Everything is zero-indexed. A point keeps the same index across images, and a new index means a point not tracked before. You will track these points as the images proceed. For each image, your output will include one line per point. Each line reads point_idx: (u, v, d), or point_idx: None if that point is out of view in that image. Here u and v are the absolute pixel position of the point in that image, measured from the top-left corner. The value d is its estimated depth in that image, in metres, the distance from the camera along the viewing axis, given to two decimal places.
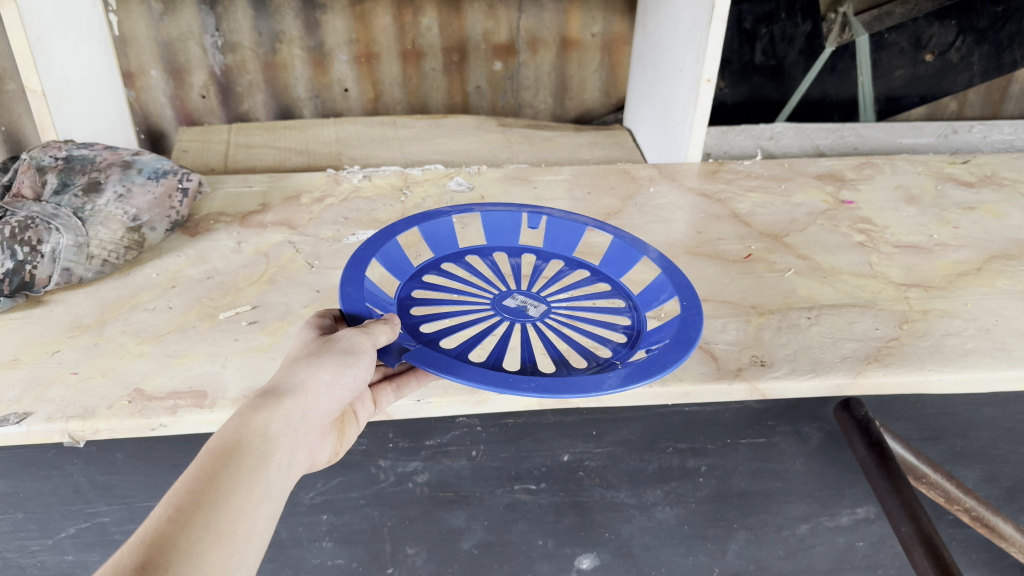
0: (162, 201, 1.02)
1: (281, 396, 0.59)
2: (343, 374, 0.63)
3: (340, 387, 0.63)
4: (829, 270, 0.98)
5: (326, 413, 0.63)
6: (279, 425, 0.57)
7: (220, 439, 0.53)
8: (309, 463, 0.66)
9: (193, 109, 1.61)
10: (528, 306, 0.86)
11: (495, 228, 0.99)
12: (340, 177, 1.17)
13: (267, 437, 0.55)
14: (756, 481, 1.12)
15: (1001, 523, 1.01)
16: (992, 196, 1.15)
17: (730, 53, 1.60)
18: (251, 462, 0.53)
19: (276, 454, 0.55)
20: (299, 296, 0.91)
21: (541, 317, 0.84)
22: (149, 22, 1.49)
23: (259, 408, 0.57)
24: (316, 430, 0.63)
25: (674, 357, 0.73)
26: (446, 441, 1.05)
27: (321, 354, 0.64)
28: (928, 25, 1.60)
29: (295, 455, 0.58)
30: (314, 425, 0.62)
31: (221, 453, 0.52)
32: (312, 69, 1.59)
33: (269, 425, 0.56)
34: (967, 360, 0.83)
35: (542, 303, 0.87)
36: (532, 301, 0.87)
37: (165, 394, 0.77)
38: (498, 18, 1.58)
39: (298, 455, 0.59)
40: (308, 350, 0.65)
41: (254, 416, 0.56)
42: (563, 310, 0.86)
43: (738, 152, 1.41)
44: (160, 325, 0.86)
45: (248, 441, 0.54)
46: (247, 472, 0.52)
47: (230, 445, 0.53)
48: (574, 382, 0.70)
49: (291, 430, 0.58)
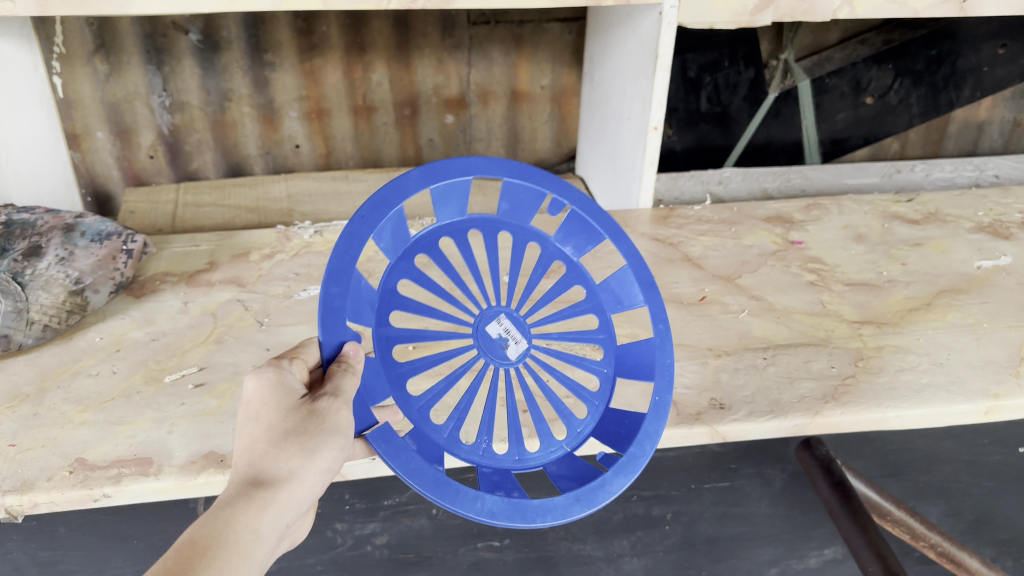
0: (106, 263, 1.00)
1: (273, 485, 0.54)
2: (336, 458, 0.58)
3: (328, 473, 0.58)
4: (782, 310, 0.99)
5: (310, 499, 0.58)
6: (270, 526, 0.53)
7: (204, 531, 0.49)
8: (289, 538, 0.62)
9: (141, 169, 1.59)
10: (511, 340, 0.79)
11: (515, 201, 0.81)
12: (291, 233, 1.15)
13: (257, 536, 0.51)
14: (722, 526, 1.11)
15: (969, 558, 0.99)
16: (937, 232, 1.17)
17: (676, 102, 1.62)
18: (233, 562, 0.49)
19: (262, 555, 0.51)
20: (248, 355, 0.88)
21: (515, 358, 0.80)
22: (95, 83, 1.47)
23: (251, 501, 0.52)
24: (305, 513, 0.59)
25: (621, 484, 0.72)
26: (404, 500, 1.04)
27: (314, 431, 0.58)
28: (867, 69, 1.65)
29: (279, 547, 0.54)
30: (304, 511, 0.57)
31: (201, 546, 0.48)
32: (262, 126, 1.58)
33: (260, 524, 0.52)
34: (923, 396, 0.83)
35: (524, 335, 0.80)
36: (516, 330, 0.80)
37: (108, 463, 0.74)
38: (448, 73, 1.60)
39: (274, 549, 0.55)
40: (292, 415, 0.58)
41: (245, 511, 0.52)
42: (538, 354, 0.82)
43: (689, 197, 1.42)
44: (104, 391, 0.83)
45: (236, 541, 0.50)
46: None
47: (218, 542, 0.49)
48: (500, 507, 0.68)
49: (279, 530, 0.54)
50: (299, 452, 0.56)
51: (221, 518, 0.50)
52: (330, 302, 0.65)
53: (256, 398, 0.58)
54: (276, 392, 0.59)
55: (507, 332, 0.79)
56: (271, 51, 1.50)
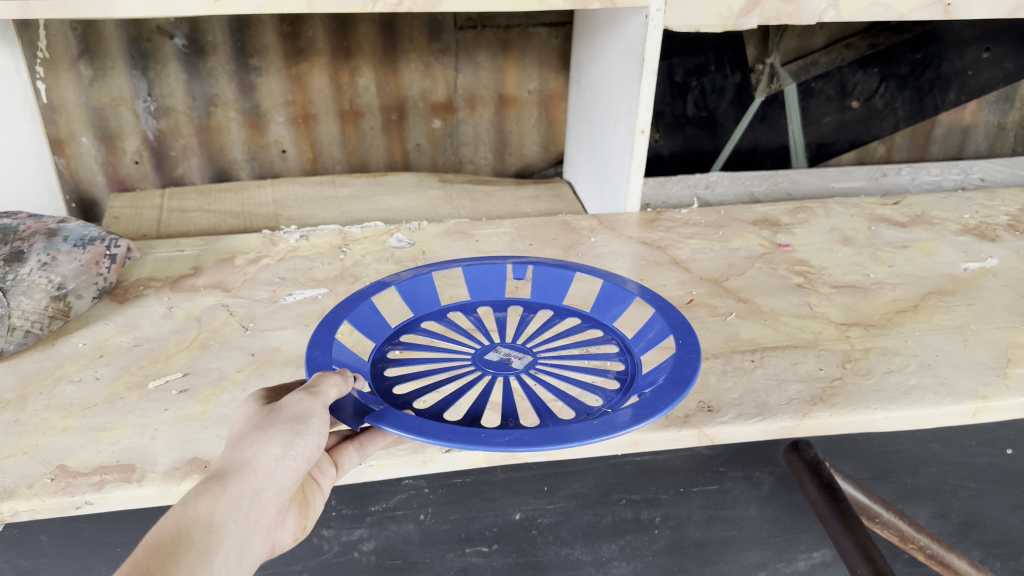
0: (89, 268, 0.99)
1: (226, 480, 0.55)
2: (293, 444, 0.58)
3: (291, 459, 0.58)
4: (769, 312, 0.99)
5: (282, 491, 0.58)
6: (225, 515, 0.53)
7: (158, 532, 0.50)
8: (269, 547, 0.61)
9: (125, 175, 1.57)
10: (513, 358, 0.84)
11: (479, 282, 0.98)
12: (276, 238, 1.14)
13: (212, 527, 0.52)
14: (711, 530, 1.11)
15: (957, 560, 1.01)
16: (924, 235, 1.17)
17: (663, 106, 1.62)
18: (189, 557, 0.49)
19: (221, 545, 0.51)
20: (232, 360, 0.88)
21: (525, 368, 0.82)
22: (79, 88, 1.46)
23: (203, 496, 0.53)
24: (275, 510, 0.58)
25: (670, 398, 0.71)
26: (392, 505, 1.03)
27: (267, 425, 0.59)
28: (852, 73, 1.65)
29: (247, 543, 0.54)
30: (271, 507, 0.57)
31: (156, 547, 0.49)
32: (248, 131, 1.57)
33: (212, 514, 0.52)
34: (911, 397, 0.83)
35: (527, 353, 0.85)
36: (516, 352, 0.85)
37: (91, 469, 0.73)
38: (435, 77, 1.59)
39: (250, 541, 0.55)
40: (251, 425, 0.60)
41: (194, 504, 0.52)
42: (550, 360, 0.84)
43: (676, 201, 1.42)
44: (86, 397, 0.82)
45: (190, 534, 0.50)
46: (184, 569, 0.48)
47: (170, 538, 0.49)
48: (555, 432, 0.66)
49: (239, 518, 0.54)
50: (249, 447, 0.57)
51: (171, 517, 0.51)
52: (314, 356, 0.75)
53: None
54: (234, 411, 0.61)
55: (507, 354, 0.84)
56: (257, 55, 1.50)
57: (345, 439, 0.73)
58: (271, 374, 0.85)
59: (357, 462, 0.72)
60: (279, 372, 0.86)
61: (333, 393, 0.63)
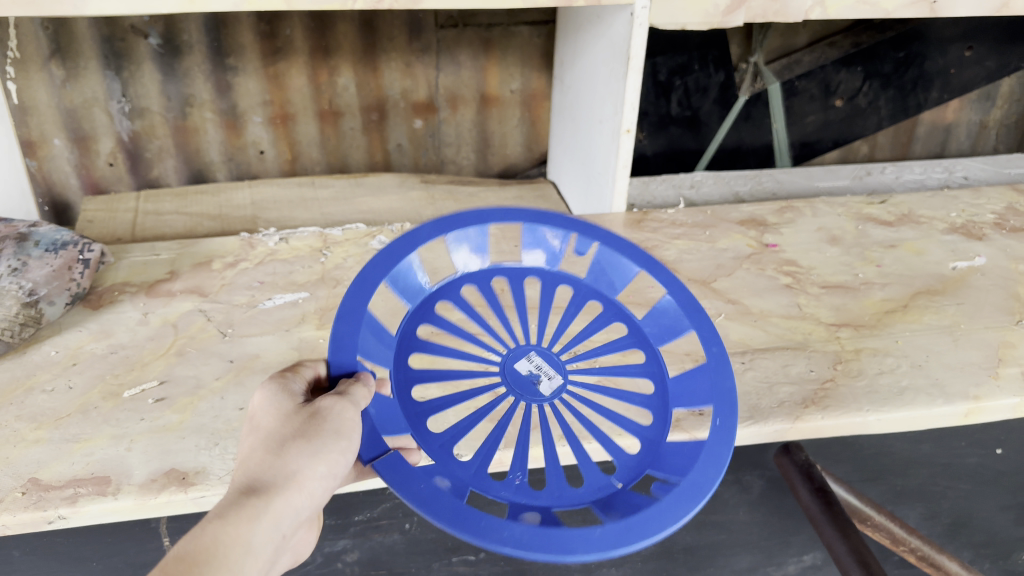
0: (61, 273, 0.96)
1: (269, 491, 0.55)
2: (336, 462, 0.59)
3: (330, 476, 0.59)
4: (758, 313, 0.97)
5: (316, 508, 0.58)
6: (267, 535, 0.53)
7: (195, 543, 0.50)
8: (294, 551, 0.62)
9: (100, 177, 1.54)
10: (542, 376, 0.81)
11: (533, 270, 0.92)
12: (255, 240, 1.12)
13: (252, 544, 0.52)
14: (701, 535, 1.10)
15: (949, 561, 0.97)
16: (911, 234, 1.16)
17: (647, 105, 1.61)
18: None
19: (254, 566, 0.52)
20: (210, 368, 0.85)
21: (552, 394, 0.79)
22: (51, 89, 1.43)
23: (242, 504, 0.53)
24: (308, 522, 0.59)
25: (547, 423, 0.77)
26: (377, 515, 1.04)
27: (311, 438, 0.59)
28: (836, 71, 1.65)
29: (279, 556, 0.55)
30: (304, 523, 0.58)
31: (191, 556, 0.49)
32: (224, 132, 1.54)
33: (255, 530, 0.52)
34: (903, 399, 0.82)
35: (559, 374, 0.81)
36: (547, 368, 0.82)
37: (64, 482, 0.70)
38: (416, 76, 1.57)
39: (275, 554, 0.56)
40: (288, 424, 0.60)
41: (240, 522, 0.52)
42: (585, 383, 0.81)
43: (662, 201, 1.41)
44: (59, 408, 0.79)
45: (226, 548, 0.50)
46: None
47: (205, 550, 0.49)
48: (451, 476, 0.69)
49: (278, 539, 0.54)
50: (287, 452, 0.58)
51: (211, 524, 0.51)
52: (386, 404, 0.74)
53: (258, 412, 0.61)
54: (273, 404, 0.62)
55: (537, 367, 0.82)
56: (233, 54, 1.47)
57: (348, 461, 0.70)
58: (251, 381, 0.83)
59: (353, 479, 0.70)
60: (259, 379, 0.83)
61: (363, 399, 0.64)
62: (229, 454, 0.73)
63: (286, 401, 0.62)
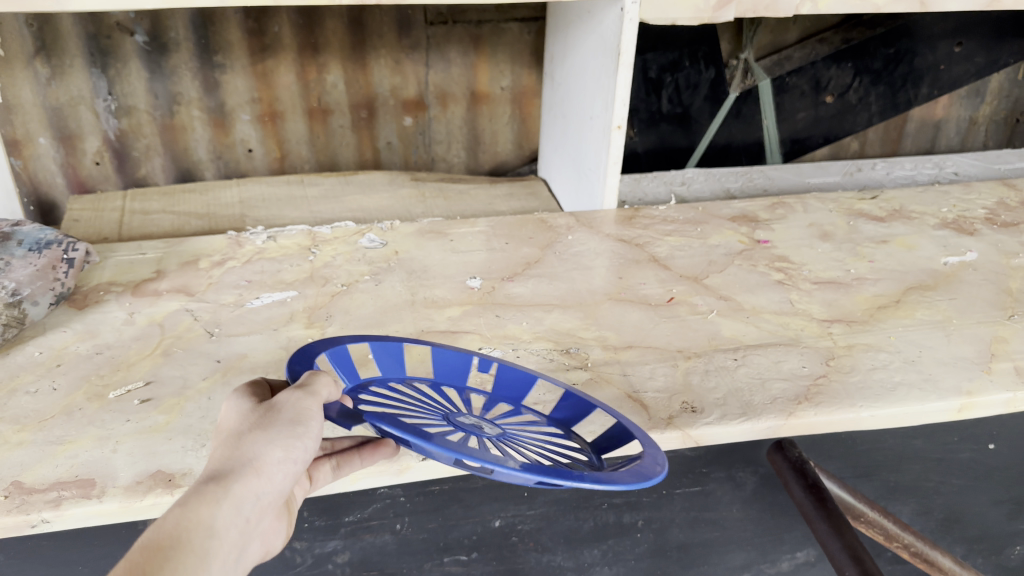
0: (45, 273, 0.94)
1: (227, 481, 0.51)
2: (294, 447, 0.55)
3: (294, 462, 0.55)
4: (750, 309, 0.97)
5: (282, 495, 0.55)
6: (225, 523, 0.50)
7: (152, 535, 0.47)
8: (266, 551, 0.59)
9: (86, 176, 1.52)
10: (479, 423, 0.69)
11: (442, 365, 0.77)
12: (243, 239, 1.11)
13: (210, 533, 0.48)
14: (694, 532, 1.09)
15: (942, 557, 0.99)
16: (903, 229, 1.16)
17: (638, 102, 1.60)
18: (185, 566, 0.46)
19: (219, 553, 0.49)
20: (197, 367, 0.84)
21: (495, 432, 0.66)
22: (36, 87, 1.41)
23: (202, 497, 0.50)
24: (279, 511, 0.56)
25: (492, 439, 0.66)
26: (366, 515, 1.00)
27: (266, 426, 0.55)
28: (826, 68, 1.65)
29: (246, 548, 0.51)
30: (272, 510, 0.54)
31: (150, 551, 0.46)
32: (212, 131, 1.53)
33: (213, 518, 0.49)
34: (896, 394, 0.82)
35: (492, 422, 0.70)
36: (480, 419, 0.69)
37: (47, 485, 0.69)
38: (405, 74, 1.56)
39: (246, 545, 0.52)
40: (245, 421, 0.57)
41: (191, 512, 0.49)
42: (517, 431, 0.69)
43: (653, 198, 1.40)
44: (43, 409, 0.78)
45: (185, 539, 0.47)
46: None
47: (165, 545, 0.46)
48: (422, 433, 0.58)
49: (240, 526, 0.51)
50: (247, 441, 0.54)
51: (169, 519, 0.48)
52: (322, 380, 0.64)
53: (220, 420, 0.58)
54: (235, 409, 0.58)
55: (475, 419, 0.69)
56: (221, 52, 1.46)
57: (323, 455, 0.68)
58: (239, 380, 0.82)
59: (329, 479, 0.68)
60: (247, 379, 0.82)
61: (327, 392, 0.59)
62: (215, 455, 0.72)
63: (245, 404, 0.59)
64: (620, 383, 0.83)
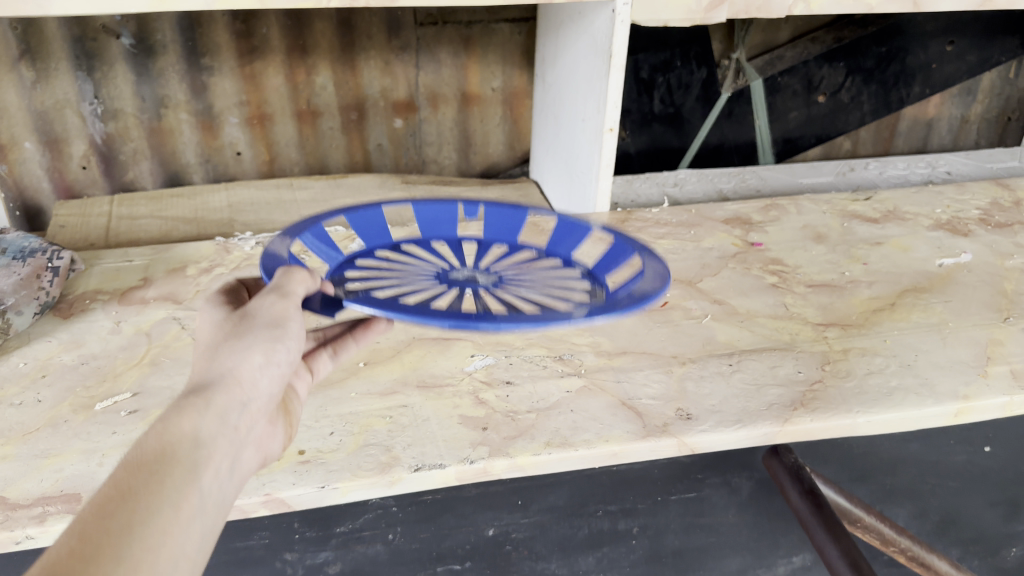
0: (29, 282, 0.94)
1: (212, 390, 0.52)
2: (274, 352, 0.56)
3: (275, 366, 0.56)
4: (745, 313, 0.96)
5: (267, 400, 0.56)
6: (212, 428, 0.50)
7: (140, 450, 0.46)
8: (265, 457, 0.62)
9: (73, 180, 1.51)
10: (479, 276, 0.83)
11: (431, 221, 0.94)
12: (231, 245, 1.09)
13: (198, 442, 0.48)
14: (690, 538, 1.08)
15: (937, 561, 0.99)
16: (897, 230, 1.16)
17: (630, 103, 1.59)
18: (178, 475, 0.45)
19: (212, 459, 0.48)
20: (185, 378, 0.83)
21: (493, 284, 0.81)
22: (21, 90, 1.39)
23: (185, 408, 0.50)
24: (264, 418, 0.56)
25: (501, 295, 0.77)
26: (358, 526, 0.98)
27: (245, 333, 0.56)
28: (818, 67, 1.64)
29: (237, 456, 0.51)
30: (258, 417, 0.54)
31: (140, 464, 0.45)
32: (200, 134, 1.51)
33: (199, 428, 0.49)
34: (892, 399, 0.81)
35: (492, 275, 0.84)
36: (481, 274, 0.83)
37: (32, 501, 0.67)
38: (395, 75, 1.55)
39: (237, 455, 0.52)
40: (222, 333, 0.57)
41: (176, 419, 0.48)
42: (515, 277, 0.83)
43: (645, 200, 1.39)
44: (27, 422, 0.77)
45: (175, 450, 0.46)
46: (173, 486, 0.45)
47: (154, 456, 0.45)
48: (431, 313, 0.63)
49: (228, 430, 0.51)
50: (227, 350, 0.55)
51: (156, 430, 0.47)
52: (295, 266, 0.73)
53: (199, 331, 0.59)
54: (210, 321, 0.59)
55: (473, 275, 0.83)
56: (208, 54, 1.44)
57: (320, 345, 0.76)
58: None
59: (329, 367, 0.76)
60: None
61: (301, 289, 0.61)
62: None
63: (219, 316, 0.60)
64: (614, 391, 0.82)
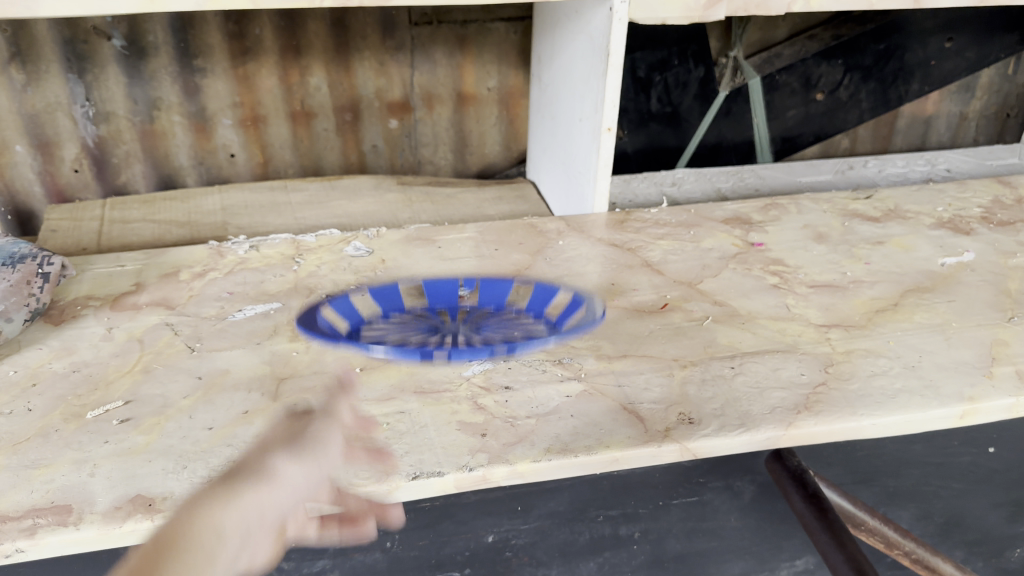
0: (20, 288, 0.91)
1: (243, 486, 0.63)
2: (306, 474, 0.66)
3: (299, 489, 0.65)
4: (746, 315, 0.95)
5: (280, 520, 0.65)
6: (233, 521, 0.62)
7: (159, 538, 0.60)
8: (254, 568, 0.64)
9: (65, 184, 1.49)
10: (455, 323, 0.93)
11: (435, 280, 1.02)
12: (225, 249, 1.08)
13: (220, 533, 0.61)
14: (692, 542, 1.07)
15: (942, 563, 0.97)
16: (898, 229, 1.14)
17: (627, 102, 1.58)
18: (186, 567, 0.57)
19: (224, 554, 0.60)
20: (178, 385, 0.81)
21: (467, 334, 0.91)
22: (12, 93, 1.38)
23: (215, 500, 0.62)
24: (275, 533, 0.65)
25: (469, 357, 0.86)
26: (356, 534, 0.96)
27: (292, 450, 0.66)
28: (817, 65, 1.63)
29: (250, 556, 0.63)
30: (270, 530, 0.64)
31: (159, 548, 0.58)
32: (193, 136, 1.50)
33: (221, 523, 0.61)
34: (897, 402, 0.80)
35: (468, 322, 0.93)
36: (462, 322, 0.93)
37: (22, 512, 0.66)
38: (390, 75, 1.53)
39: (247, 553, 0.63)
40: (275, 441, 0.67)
41: (206, 512, 0.62)
42: (489, 322, 0.93)
43: (643, 200, 1.38)
44: (18, 431, 0.75)
45: (185, 544, 0.59)
46: (181, 565, 0.58)
47: (169, 541, 0.59)
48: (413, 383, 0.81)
49: (242, 546, 0.62)
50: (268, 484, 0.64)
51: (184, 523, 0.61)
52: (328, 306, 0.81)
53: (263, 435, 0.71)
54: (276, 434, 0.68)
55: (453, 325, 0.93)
56: (201, 55, 1.43)
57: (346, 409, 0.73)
58: (222, 398, 0.79)
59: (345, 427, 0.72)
60: (230, 397, 0.80)
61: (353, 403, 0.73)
62: (198, 478, 0.70)
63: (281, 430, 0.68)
64: (615, 396, 0.81)
